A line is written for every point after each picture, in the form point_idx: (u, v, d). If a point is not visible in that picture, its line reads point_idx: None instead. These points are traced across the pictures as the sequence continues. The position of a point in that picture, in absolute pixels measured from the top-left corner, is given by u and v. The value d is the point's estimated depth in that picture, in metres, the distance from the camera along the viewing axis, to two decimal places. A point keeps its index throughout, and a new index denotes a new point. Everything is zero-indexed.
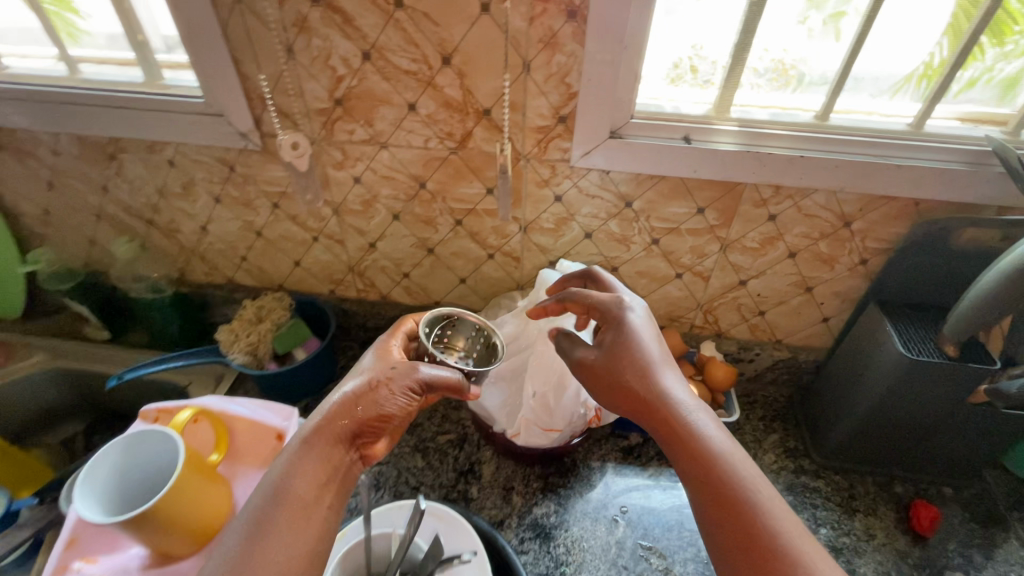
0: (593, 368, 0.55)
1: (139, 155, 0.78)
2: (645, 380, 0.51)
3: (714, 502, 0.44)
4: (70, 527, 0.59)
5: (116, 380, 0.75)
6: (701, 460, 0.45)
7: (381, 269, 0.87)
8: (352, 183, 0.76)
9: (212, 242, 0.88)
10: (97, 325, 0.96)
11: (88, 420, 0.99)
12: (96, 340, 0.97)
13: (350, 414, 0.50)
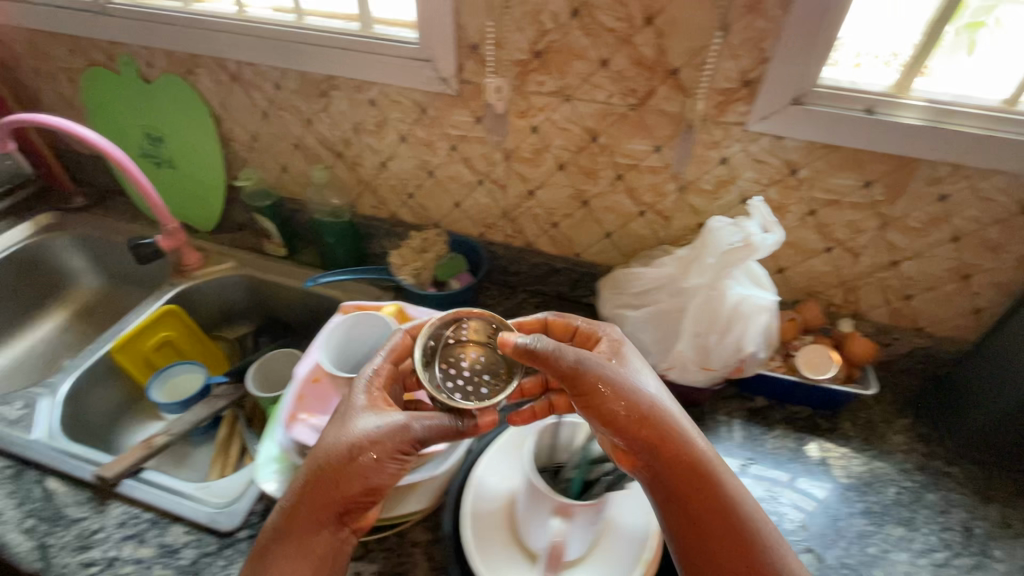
0: (609, 424, 0.55)
1: (346, 93, 0.90)
2: (675, 447, 0.55)
3: (737, 547, 0.54)
4: (296, 386, 0.72)
5: (312, 282, 0.94)
6: (738, 517, 0.54)
7: (533, 217, 0.95)
8: (530, 131, 0.84)
9: (386, 178, 0.99)
10: (278, 244, 1.09)
11: (256, 323, 1.15)
12: (274, 256, 1.11)
13: (331, 504, 0.53)
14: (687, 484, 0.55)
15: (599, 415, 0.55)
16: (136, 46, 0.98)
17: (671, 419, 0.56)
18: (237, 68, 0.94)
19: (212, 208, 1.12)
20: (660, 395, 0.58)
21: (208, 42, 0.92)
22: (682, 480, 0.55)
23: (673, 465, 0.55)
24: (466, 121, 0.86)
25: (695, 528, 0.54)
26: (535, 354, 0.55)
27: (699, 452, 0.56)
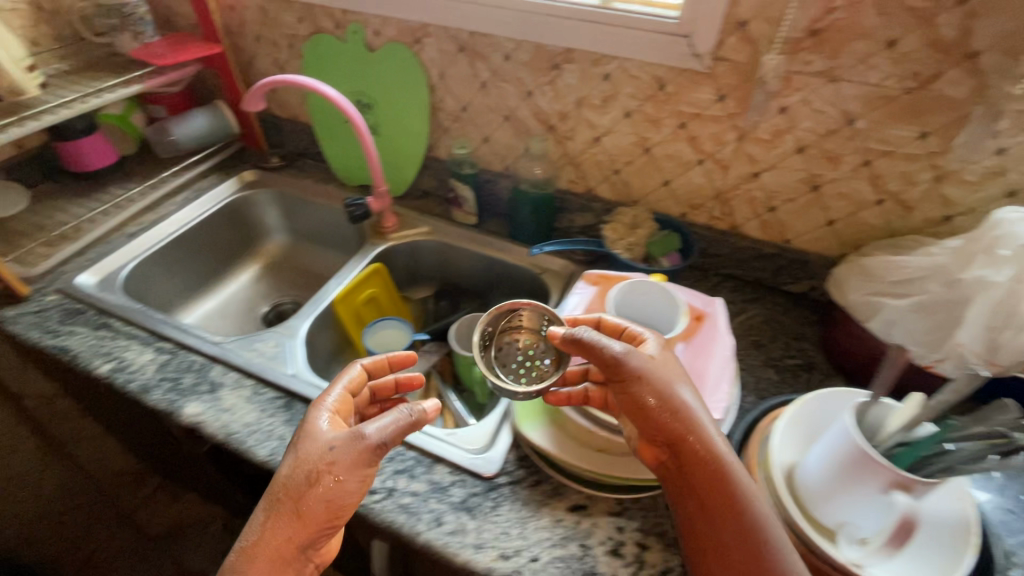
0: (636, 412, 0.62)
1: (435, 42, 1.00)
2: (688, 439, 0.59)
3: (748, 555, 0.54)
4: None
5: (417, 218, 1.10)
6: (744, 515, 0.56)
7: (597, 162, 1.03)
8: (602, 79, 0.91)
9: (464, 123, 1.09)
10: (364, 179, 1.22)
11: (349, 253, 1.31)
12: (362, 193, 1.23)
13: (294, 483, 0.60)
14: (686, 477, 0.59)
15: (631, 402, 0.63)
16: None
17: (688, 414, 0.60)
18: (339, 16, 1.05)
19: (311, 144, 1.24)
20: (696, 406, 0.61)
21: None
22: (688, 470, 0.59)
23: (681, 453, 0.59)
24: (543, 70, 0.94)
25: (698, 518, 0.57)
26: (583, 343, 0.64)
27: (722, 454, 0.59)
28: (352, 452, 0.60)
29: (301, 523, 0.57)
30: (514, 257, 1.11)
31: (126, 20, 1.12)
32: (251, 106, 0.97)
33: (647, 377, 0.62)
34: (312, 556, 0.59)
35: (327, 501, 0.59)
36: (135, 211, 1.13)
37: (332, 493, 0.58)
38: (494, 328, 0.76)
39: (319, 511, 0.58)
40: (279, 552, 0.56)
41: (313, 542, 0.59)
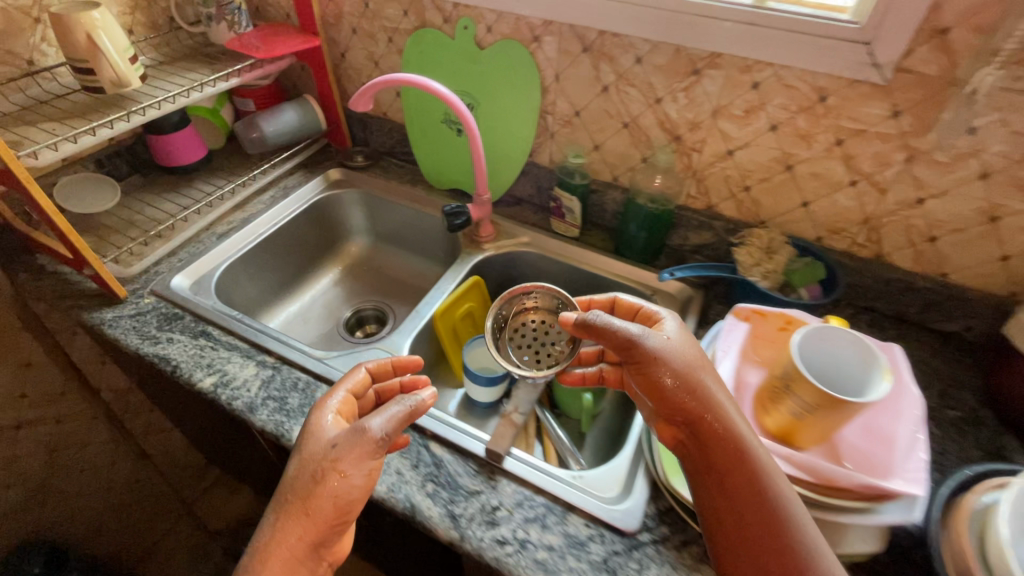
0: (653, 395, 0.60)
1: (557, 40, 0.92)
2: (710, 423, 0.58)
3: (777, 541, 0.53)
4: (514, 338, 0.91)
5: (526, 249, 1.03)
6: (771, 504, 0.55)
7: (724, 178, 0.94)
8: (749, 88, 0.82)
9: (575, 128, 1.01)
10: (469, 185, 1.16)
11: (444, 264, 1.22)
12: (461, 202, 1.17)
13: (301, 477, 0.57)
14: (705, 460, 0.58)
15: (648, 385, 0.61)
16: None
17: (707, 397, 0.59)
18: (449, 10, 0.98)
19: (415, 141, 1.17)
20: (710, 381, 0.60)
21: None
22: (705, 454, 0.58)
23: (706, 441, 0.58)
24: (680, 75, 0.85)
25: (721, 502, 0.56)
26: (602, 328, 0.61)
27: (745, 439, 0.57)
28: (353, 453, 0.57)
29: (311, 522, 0.54)
30: (620, 275, 1.03)
31: (222, 9, 1.06)
32: (358, 106, 0.90)
33: (666, 360, 0.60)
34: (326, 555, 0.56)
35: (338, 499, 0.56)
36: (224, 209, 1.09)
37: (342, 493, 0.56)
38: (511, 314, 0.80)
39: (323, 513, 0.55)
40: (294, 551, 0.53)
41: (325, 540, 0.56)
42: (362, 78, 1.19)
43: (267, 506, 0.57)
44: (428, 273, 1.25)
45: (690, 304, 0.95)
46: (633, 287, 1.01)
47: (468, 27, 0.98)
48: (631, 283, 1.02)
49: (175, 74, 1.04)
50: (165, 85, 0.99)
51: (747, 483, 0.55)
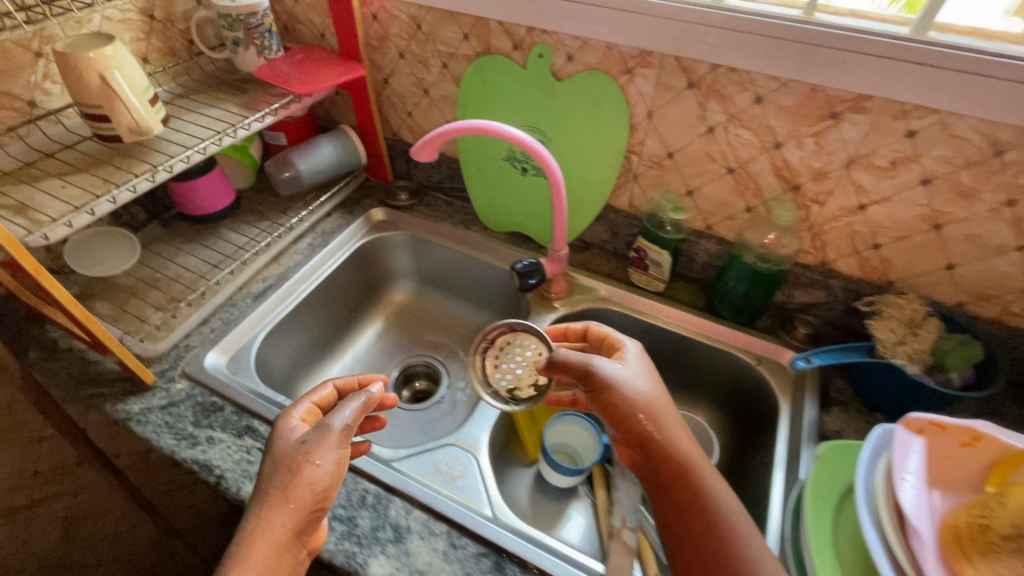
0: (612, 419, 0.64)
1: (657, 73, 0.77)
2: (657, 438, 0.62)
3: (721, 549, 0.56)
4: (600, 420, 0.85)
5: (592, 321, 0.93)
6: (705, 503, 0.59)
7: (849, 233, 0.80)
8: (903, 137, 0.68)
9: (666, 171, 0.87)
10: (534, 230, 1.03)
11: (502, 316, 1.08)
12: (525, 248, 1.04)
13: (285, 470, 0.53)
14: (653, 468, 0.62)
15: (607, 411, 0.65)
16: (403, 5, 0.90)
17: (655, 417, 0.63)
18: (521, 35, 0.83)
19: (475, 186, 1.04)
20: (657, 400, 0.65)
21: (498, 3, 0.81)
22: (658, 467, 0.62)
23: (655, 455, 0.62)
24: (811, 119, 0.72)
25: (673, 506, 0.60)
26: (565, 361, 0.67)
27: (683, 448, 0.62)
28: (325, 442, 0.55)
29: (297, 511, 0.51)
30: (714, 337, 0.90)
31: (251, 32, 0.91)
32: (421, 157, 0.77)
33: (623, 387, 0.64)
34: (305, 542, 0.53)
35: (313, 488, 0.52)
36: (258, 264, 0.95)
37: (313, 480, 0.53)
38: (491, 345, 0.81)
39: (304, 496, 0.52)
40: (277, 542, 0.50)
41: (306, 525, 0.53)
42: (407, 107, 1.04)
43: (250, 498, 0.52)
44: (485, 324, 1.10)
45: (807, 380, 0.82)
46: (739, 354, 0.88)
47: (544, 54, 0.83)
48: (736, 349, 0.89)
49: (201, 113, 0.90)
50: (190, 129, 0.85)
51: (697, 495, 0.59)
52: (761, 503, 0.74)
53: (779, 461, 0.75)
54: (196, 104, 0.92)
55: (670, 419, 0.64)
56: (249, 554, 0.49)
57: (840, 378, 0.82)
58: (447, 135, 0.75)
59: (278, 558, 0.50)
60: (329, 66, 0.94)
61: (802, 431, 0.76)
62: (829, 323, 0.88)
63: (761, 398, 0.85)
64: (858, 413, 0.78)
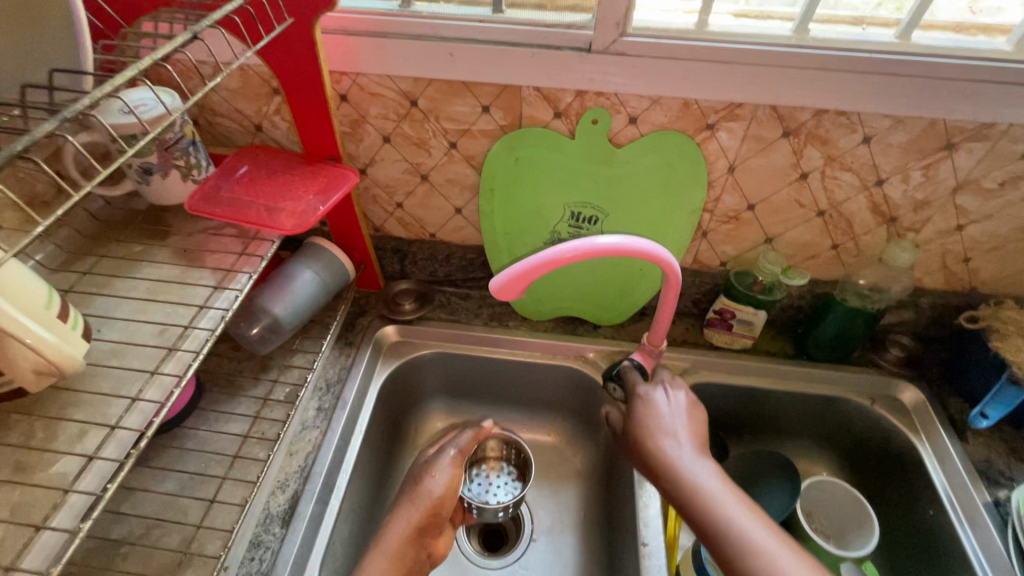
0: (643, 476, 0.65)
1: (747, 126, 0.65)
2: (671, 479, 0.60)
3: None
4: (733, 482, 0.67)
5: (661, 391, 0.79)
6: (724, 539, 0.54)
7: (942, 254, 0.76)
8: (1018, 158, 0.64)
9: (745, 223, 0.76)
10: (587, 311, 0.87)
11: (569, 416, 0.90)
12: (580, 333, 0.87)
13: (416, 497, 0.68)
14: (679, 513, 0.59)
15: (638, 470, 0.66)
16: (391, 79, 0.67)
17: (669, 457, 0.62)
18: (567, 101, 0.66)
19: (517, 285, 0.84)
20: (670, 454, 0.62)
21: (537, 67, 0.63)
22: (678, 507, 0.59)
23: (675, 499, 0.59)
24: (922, 152, 0.65)
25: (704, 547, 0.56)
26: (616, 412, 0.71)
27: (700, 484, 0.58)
28: (442, 464, 0.71)
29: (419, 512, 0.66)
30: (819, 384, 0.83)
31: (168, 151, 0.61)
32: (505, 296, 0.58)
33: (642, 447, 0.64)
34: (425, 545, 0.66)
35: (430, 495, 0.68)
36: (268, 473, 0.68)
37: (431, 483, 0.69)
38: (499, 444, 0.82)
39: (426, 499, 0.67)
40: (404, 535, 0.64)
41: (428, 528, 0.67)
42: (396, 198, 0.81)
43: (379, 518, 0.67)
44: (546, 430, 0.91)
45: (929, 409, 0.78)
46: (848, 398, 0.82)
47: (600, 119, 0.67)
48: (844, 393, 0.82)
49: (126, 296, 0.59)
50: (128, 336, 0.55)
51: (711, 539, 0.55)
52: (960, 569, 0.68)
53: (957, 516, 0.70)
54: (109, 276, 0.61)
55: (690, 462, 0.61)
56: (385, 544, 0.63)
57: (954, 398, 0.80)
58: (542, 267, 0.57)
59: (406, 546, 0.64)
60: (298, 179, 0.68)
61: (960, 473, 0.72)
62: (916, 339, 0.85)
63: (887, 438, 0.80)
64: (993, 434, 0.76)
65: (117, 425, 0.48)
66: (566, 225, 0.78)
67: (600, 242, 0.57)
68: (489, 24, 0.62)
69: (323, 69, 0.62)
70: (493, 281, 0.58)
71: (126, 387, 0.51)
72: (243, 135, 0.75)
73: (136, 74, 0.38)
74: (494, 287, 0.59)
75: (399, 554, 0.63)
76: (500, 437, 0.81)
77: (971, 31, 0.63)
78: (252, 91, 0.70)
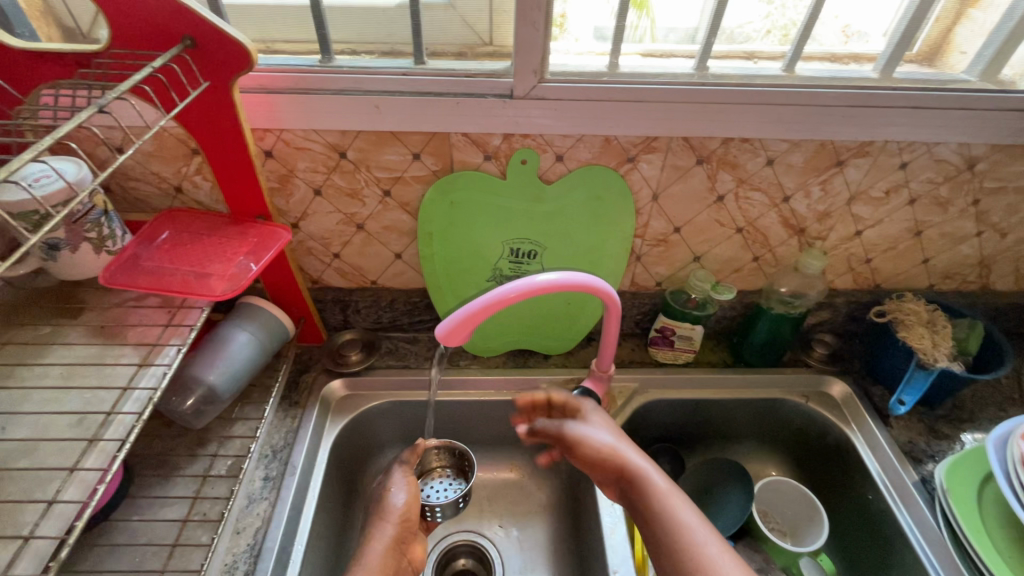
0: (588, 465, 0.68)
1: (666, 156, 0.70)
2: (644, 501, 0.62)
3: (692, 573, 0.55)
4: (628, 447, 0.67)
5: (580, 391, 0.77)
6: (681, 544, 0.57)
7: (846, 258, 0.84)
8: (895, 169, 0.73)
9: (673, 244, 0.80)
10: (536, 342, 0.88)
11: (529, 448, 0.89)
12: (531, 365, 0.88)
13: (386, 515, 0.66)
14: (648, 537, 0.60)
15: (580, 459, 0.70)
16: (316, 133, 0.66)
17: (642, 479, 0.64)
18: (495, 144, 0.68)
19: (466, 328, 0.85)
20: (623, 449, 0.67)
21: (463, 115, 0.64)
22: (646, 528, 0.60)
23: (650, 523, 0.60)
24: (819, 170, 0.73)
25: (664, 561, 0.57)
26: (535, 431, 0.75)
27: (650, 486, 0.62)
28: (397, 479, 0.70)
29: (392, 525, 0.65)
30: (758, 387, 0.87)
31: (77, 225, 0.58)
32: (453, 341, 0.58)
33: (590, 441, 0.69)
34: (404, 553, 0.65)
35: (397, 507, 0.67)
36: (215, 557, 0.63)
37: (394, 496, 0.68)
38: (439, 453, 0.81)
39: (394, 512, 0.67)
40: (385, 549, 0.63)
41: (404, 537, 0.66)
42: (333, 248, 0.79)
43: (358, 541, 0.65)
44: (507, 465, 0.90)
45: (856, 400, 0.85)
46: (786, 397, 0.87)
47: (528, 159, 0.69)
48: (783, 393, 0.87)
49: (35, 386, 0.53)
50: (41, 432, 0.49)
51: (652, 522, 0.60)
52: (901, 547, 0.72)
53: (892, 497, 0.75)
54: (13, 364, 0.55)
55: (664, 485, 0.63)
56: (364, 563, 0.61)
57: (876, 386, 0.86)
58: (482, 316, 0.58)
59: (388, 560, 0.63)
60: (225, 241, 0.65)
61: (889, 456, 0.78)
62: (835, 335, 0.93)
63: (822, 432, 0.85)
64: (913, 415, 0.83)
65: (32, 535, 0.42)
66: (506, 261, 0.80)
67: (539, 279, 0.59)
68: (412, 76, 0.63)
69: (245, 129, 0.60)
70: (440, 328, 0.58)
71: (41, 489, 0.45)
72: (161, 198, 0.72)
73: (35, 155, 0.35)
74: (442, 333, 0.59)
75: (380, 570, 0.61)
76: (446, 447, 0.80)
77: (845, 60, 0.71)
78: (168, 153, 0.67)
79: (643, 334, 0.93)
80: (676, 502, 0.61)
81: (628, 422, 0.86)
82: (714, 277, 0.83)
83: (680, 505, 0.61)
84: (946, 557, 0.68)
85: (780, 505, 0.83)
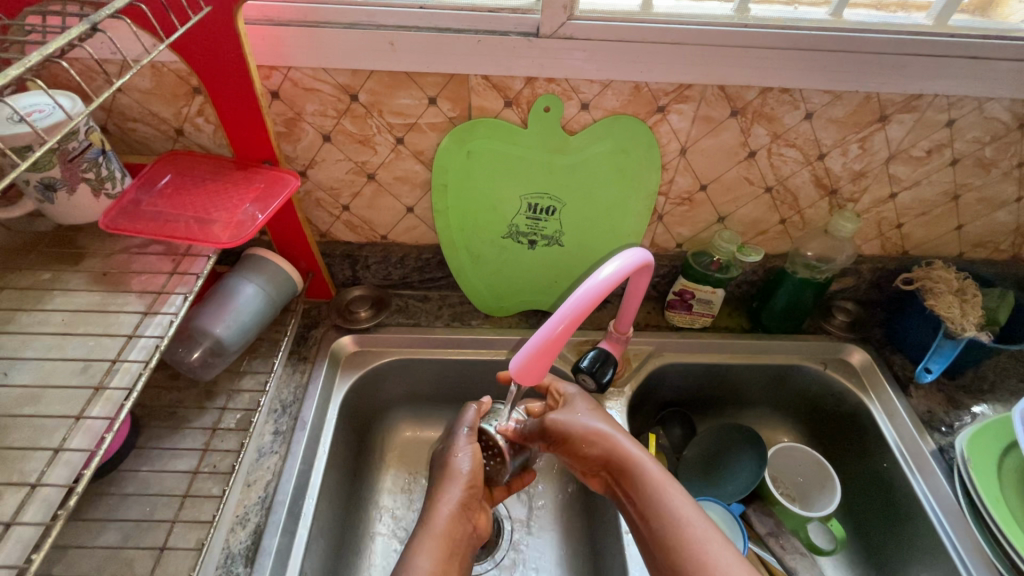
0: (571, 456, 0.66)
1: (699, 106, 0.66)
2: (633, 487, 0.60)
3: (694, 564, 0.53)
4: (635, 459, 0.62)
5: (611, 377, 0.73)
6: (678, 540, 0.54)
7: (876, 223, 0.80)
8: (941, 127, 0.69)
9: (698, 203, 0.77)
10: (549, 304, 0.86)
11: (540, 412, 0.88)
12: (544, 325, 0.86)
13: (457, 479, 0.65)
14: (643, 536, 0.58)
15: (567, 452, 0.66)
16: (326, 72, 0.62)
17: (632, 468, 0.61)
18: (517, 89, 0.64)
19: (479, 287, 0.83)
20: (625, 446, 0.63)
21: (483, 54, 0.60)
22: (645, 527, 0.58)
23: (640, 518, 0.59)
24: (859, 125, 0.68)
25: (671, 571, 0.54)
26: None
27: (662, 495, 0.58)
28: (461, 443, 0.68)
29: (459, 490, 0.64)
30: (775, 353, 0.85)
31: (73, 163, 0.54)
32: (527, 379, 0.56)
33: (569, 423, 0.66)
34: (470, 518, 0.64)
35: (463, 471, 0.65)
36: (226, 509, 0.62)
37: (457, 460, 0.66)
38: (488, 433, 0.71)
39: (461, 477, 0.65)
40: (451, 514, 0.62)
41: (470, 503, 0.65)
42: (342, 201, 0.76)
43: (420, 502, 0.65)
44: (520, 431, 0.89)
45: (875, 368, 0.83)
46: (805, 364, 0.85)
47: (551, 106, 0.65)
48: (802, 360, 0.85)
49: (38, 332, 0.51)
50: (45, 378, 0.48)
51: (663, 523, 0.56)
52: (914, 515, 0.71)
53: (908, 465, 0.74)
54: (13, 309, 0.53)
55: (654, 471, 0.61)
56: (432, 525, 0.61)
57: (896, 354, 0.85)
58: (554, 345, 0.55)
59: (454, 523, 0.62)
60: (231, 187, 0.62)
61: (907, 425, 0.77)
62: (857, 303, 0.90)
63: (840, 399, 0.84)
64: (935, 385, 0.81)
65: (39, 482, 0.41)
66: (523, 217, 0.76)
67: (606, 274, 0.54)
68: (429, 10, 0.58)
69: (251, 66, 0.56)
70: (514, 364, 0.56)
71: (47, 437, 0.44)
72: (162, 141, 0.68)
73: (23, 71, 0.32)
74: (516, 370, 0.57)
75: (446, 532, 0.61)
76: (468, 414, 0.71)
77: (891, 8, 0.64)
78: (167, 91, 0.63)
79: (660, 297, 0.91)
80: (664, 489, 0.59)
81: (644, 387, 0.84)
82: (739, 239, 0.80)
83: (679, 495, 0.58)
84: (961, 526, 0.67)
85: (799, 470, 0.82)
